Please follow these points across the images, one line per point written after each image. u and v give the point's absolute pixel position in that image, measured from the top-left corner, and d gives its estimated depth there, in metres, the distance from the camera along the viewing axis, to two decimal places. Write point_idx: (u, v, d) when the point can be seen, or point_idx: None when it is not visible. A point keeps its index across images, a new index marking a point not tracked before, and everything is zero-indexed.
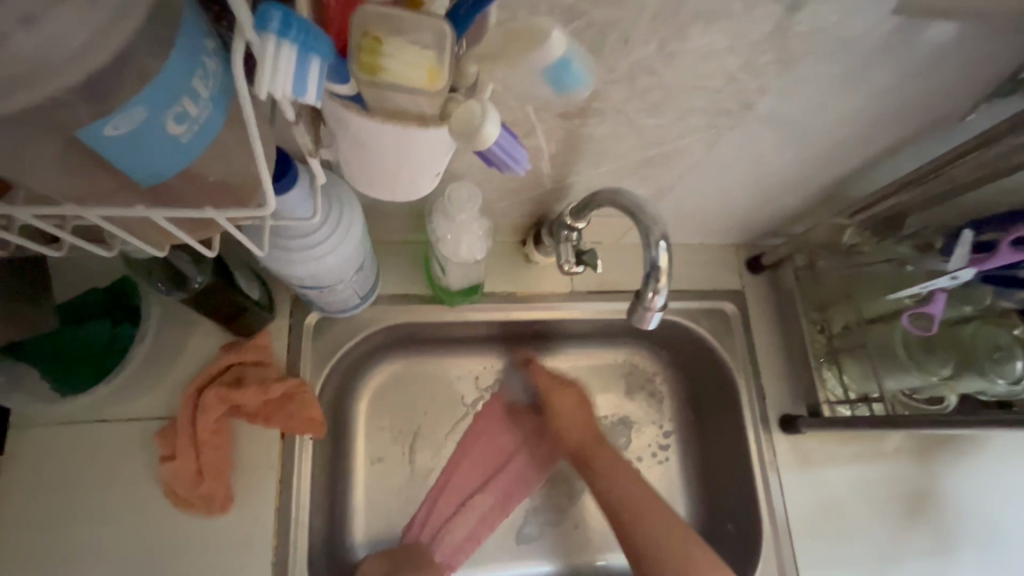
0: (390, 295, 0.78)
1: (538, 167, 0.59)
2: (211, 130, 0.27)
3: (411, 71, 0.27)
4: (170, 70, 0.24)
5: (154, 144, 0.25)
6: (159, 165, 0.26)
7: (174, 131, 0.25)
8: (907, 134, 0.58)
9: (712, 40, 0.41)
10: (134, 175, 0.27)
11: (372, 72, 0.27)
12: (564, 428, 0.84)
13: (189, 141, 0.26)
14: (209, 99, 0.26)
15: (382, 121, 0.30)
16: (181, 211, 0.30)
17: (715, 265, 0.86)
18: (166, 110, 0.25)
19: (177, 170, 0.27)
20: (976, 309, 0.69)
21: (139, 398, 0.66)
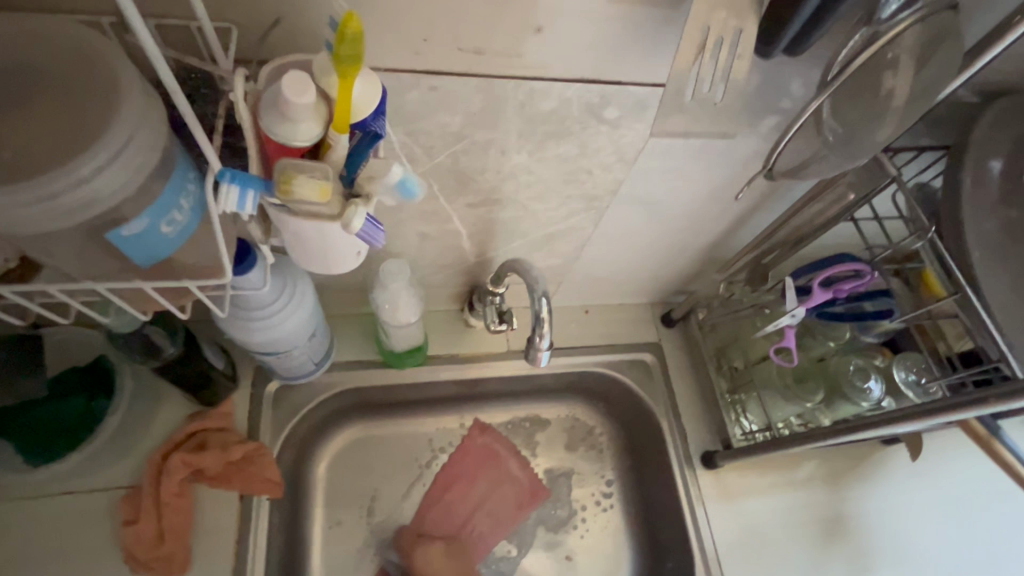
0: (345, 362, 0.87)
1: (462, 245, 0.72)
2: (190, 229, 0.39)
3: (309, 191, 0.37)
4: (166, 193, 0.36)
5: (152, 240, 0.37)
6: (153, 253, 0.38)
7: (166, 230, 0.37)
8: (748, 207, 0.74)
9: (566, 149, 0.57)
10: (136, 260, 0.38)
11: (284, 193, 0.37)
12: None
13: (175, 236, 0.38)
14: (190, 208, 0.38)
15: (303, 217, 0.40)
16: (164, 283, 0.41)
17: (633, 321, 0.99)
18: (162, 218, 0.37)
19: (165, 255, 0.39)
20: (838, 343, 0.83)
21: (109, 467, 0.73)
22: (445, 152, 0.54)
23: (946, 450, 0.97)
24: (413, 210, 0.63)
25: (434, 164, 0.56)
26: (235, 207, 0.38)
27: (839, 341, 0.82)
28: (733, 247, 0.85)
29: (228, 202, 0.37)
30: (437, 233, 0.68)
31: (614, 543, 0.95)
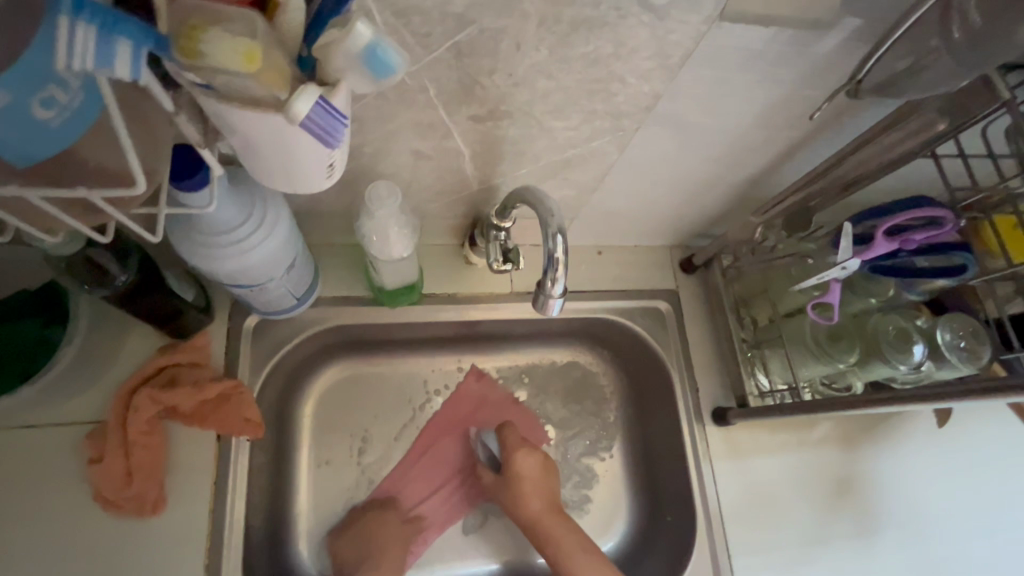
0: (331, 297, 0.79)
1: (463, 169, 0.62)
2: (83, 118, 0.30)
3: (227, 55, 0.29)
4: (33, 58, 0.27)
5: (20, 124, 0.28)
6: (30, 147, 0.29)
7: (40, 113, 0.28)
8: (799, 137, 0.63)
9: (597, 47, 0.45)
10: (6, 155, 0.29)
11: (189, 56, 0.29)
12: (525, 494, 0.81)
13: (59, 123, 0.29)
14: (80, 87, 0.29)
15: (239, 107, 0.32)
16: (57, 191, 0.32)
17: (650, 265, 0.91)
18: (30, 93, 0.28)
19: (51, 153, 0.30)
20: (881, 301, 0.74)
21: (70, 399, 0.66)
22: (445, 43, 0.43)
23: (969, 416, 0.92)
24: (404, 121, 0.52)
25: (431, 60, 0.45)
26: (95, 64, 0.27)
27: (881, 299, 0.74)
28: (774, 184, 0.74)
29: (83, 53, 0.26)
30: (434, 151, 0.58)
31: (614, 496, 0.91)
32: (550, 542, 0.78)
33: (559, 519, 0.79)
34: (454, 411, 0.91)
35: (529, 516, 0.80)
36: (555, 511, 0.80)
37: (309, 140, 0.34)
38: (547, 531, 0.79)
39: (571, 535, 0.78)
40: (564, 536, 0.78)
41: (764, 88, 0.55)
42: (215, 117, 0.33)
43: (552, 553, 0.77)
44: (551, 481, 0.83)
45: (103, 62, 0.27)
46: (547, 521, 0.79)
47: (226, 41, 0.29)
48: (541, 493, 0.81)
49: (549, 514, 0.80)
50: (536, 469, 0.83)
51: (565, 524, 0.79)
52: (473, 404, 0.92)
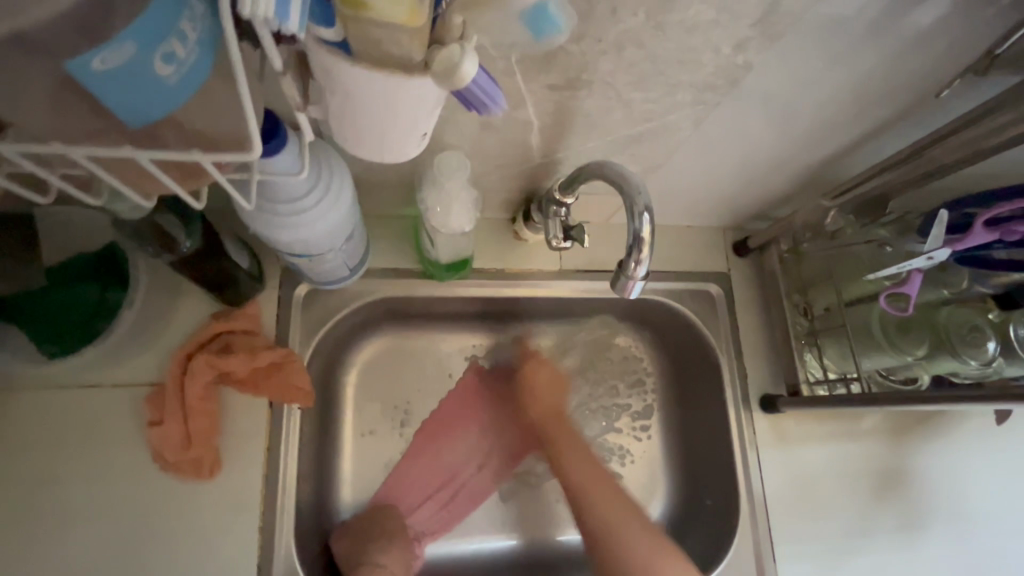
0: (380, 269, 0.78)
1: (529, 141, 0.59)
2: (197, 74, 0.29)
3: (393, 7, 0.27)
4: (158, 8, 0.25)
5: (143, 81, 0.27)
6: (143, 106, 0.28)
7: (159, 70, 0.27)
8: (886, 114, 0.60)
9: (698, 12, 0.42)
10: (120, 113, 0.28)
11: (354, 7, 0.27)
12: (535, 398, 0.86)
13: (173, 81, 0.28)
14: (197, 42, 0.28)
15: (359, 66, 0.29)
16: (167, 154, 0.31)
17: (703, 247, 0.88)
18: (157, 49, 0.26)
19: (165, 112, 0.29)
20: (954, 292, 0.71)
21: (130, 361, 0.67)
22: None
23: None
24: None
25: None
26: (274, 14, 0.26)
27: (954, 291, 0.70)
28: (847, 167, 0.70)
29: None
30: (503, 122, 0.55)
31: (652, 478, 0.91)
32: (557, 450, 0.81)
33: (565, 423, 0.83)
34: (443, 421, 0.89)
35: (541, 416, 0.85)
36: (563, 422, 0.84)
37: (424, 107, 0.33)
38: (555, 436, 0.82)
39: (578, 441, 0.81)
40: (570, 441, 0.81)
41: (862, 60, 0.51)
42: (324, 79, 0.32)
43: (559, 457, 0.80)
44: (553, 391, 0.87)
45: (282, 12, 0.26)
46: (551, 428, 0.83)
47: None
48: (548, 404, 0.86)
49: (557, 420, 0.84)
50: (549, 381, 0.88)
51: (573, 436, 0.82)
52: (464, 410, 0.90)
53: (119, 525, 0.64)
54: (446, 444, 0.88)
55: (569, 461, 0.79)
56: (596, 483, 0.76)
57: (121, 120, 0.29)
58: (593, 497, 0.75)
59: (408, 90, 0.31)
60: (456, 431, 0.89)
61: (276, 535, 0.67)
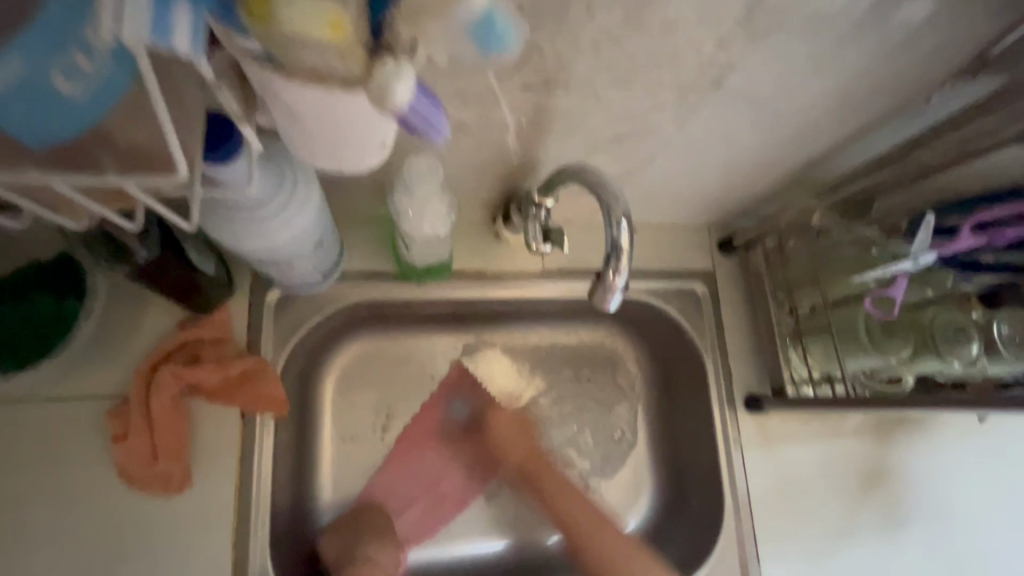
0: (356, 272, 0.76)
1: (505, 142, 0.57)
2: (112, 90, 0.27)
3: (310, 21, 0.25)
4: (49, 20, 0.24)
5: (38, 97, 0.25)
6: (46, 126, 0.27)
7: (62, 86, 0.25)
8: (873, 113, 0.58)
9: (678, 9, 0.40)
10: (26, 137, 0.27)
11: (264, 21, 0.25)
12: (505, 446, 0.85)
13: (80, 96, 0.26)
14: (107, 55, 0.26)
15: (303, 79, 0.27)
16: (82, 176, 0.29)
17: (687, 246, 0.86)
18: (50, 61, 0.24)
19: (78, 131, 0.27)
20: (937, 292, 0.71)
21: (91, 374, 0.64)
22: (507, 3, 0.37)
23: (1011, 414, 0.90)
24: (449, 91, 0.47)
25: None
26: (149, 31, 0.23)
27: (938, 290, 0.71)
28: (833, 166, 0.69)
29: (134, 17, 0.23)
30: (477, 123, 0.53)
31: (638, 480, 0.90)
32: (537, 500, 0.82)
33: (544, 466, 0.83)
34: (424, 425, 0.87)
35: (517, 462, 0.85)
36: (539, 460, 0.84)
37: (379, 116, 0.30)
38: (535, 470, 0.83)
39: (557, 480, 0.82)
40: (552, 482, 0.82)
41: (849, 59, 0.49)
42: (263, 88, 0.29)
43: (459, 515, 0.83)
44: (530, 435, 0.86)
45: (160, 27, 0.23)
46: (532, 471, 0.83)
47: (307, 3, 0.25)
48: (517, 446, 0.85)
49: (534, 461, 0.84)
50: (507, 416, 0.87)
51: (554, 472, 0.83)
52: (445, 414, 0.88)
53: (85, 544, 0.61)
54: (429, 448, 0.87)
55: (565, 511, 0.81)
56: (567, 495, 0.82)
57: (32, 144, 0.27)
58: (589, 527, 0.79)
59: (353, 95, 0.28)
60: (438, 436, 0.87)
61: (250, 550, 0.65)
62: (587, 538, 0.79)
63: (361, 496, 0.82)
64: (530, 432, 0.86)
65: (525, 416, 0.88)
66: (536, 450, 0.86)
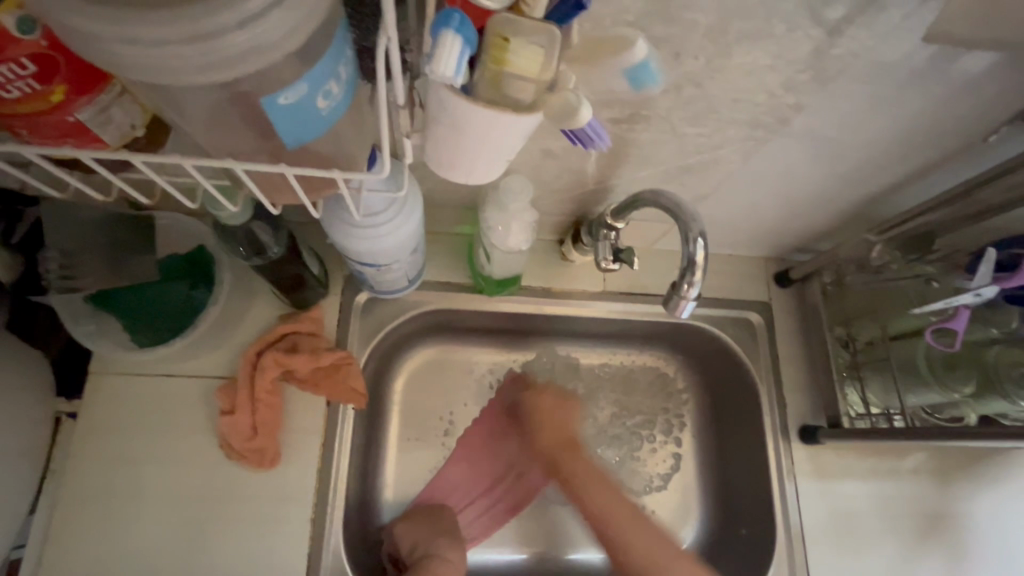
0: (434, 282, 0.83)
1: (585, 169, 0.64)
2: (341, 108, 0.35)
3: (531, 64, 0.33)
4: (327, 58, 0.32)
5: (307, 113, 0.33)
6: (297, 133, 0.34)
7: (321, 104, 0.33)
8: (934, 154, 0.62)
9: (755, 57, 0.46)
10: (285, 139, 0.34)
11: (500, 64, 0.33)
12: (546, 432, 0.85)
13: (327, 113, 0.34)
14: (346, 82, 0.34)
15: (483, 104, 0.34)
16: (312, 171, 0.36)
17: (744, 277, 0.90)
18: (320, 89, 0.32)
19: (315, 138, 0.35)
20: (1003, 333, 0.69)
21: (207, 355, 0.73)
22: None
23: None
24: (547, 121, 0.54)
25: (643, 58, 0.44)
26: (452, 73, 0.31)
27: (1004, 330, 0.69)
28: (893, 205, 0.72)
29: (450, 60, 0.31)
30: (563, 151, 0.60)
31: (685, 503, 0.92)
32: (571, 472, 0.82)
33: (577, 457, 0.82)
34: (474, 440, 0.91)
35: (549, 448, 0.85)
36: (570, 448, 0.84)
37: (517, 136, 0.37)
38: (568, 468, 0.82)
39: (587, 469, 0.82)
40: (580, 469, 0.81)
41: (906, 106, 0.54)
42: (440, 109, 0.36)
43: (580, 480, 0.81)
44: (563, 424, 0.86)
45: (458, 70, 0.31)
46: (561, 460, 0.83)
47: (529, 50, 0.33)
48: (558, 432, 0.85)
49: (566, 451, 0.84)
50: (553, 402, 0.87)
51: (581, 460, 0.82)
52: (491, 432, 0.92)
53: (187, 505, 0.69)
54: (477, 462, 0.91)
55: (592, 492, 0.80)
56: (595, 480, 0.81)
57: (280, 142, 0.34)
58: (610, 513, 0.78)
59: (513, 123, 0.35)
60: (497, 443, 0.92)
61: (326, 528, 0.71)
62: (609, 528, 0.78)
63: (422, 494, 0.87)
64: (570, 419, 0.87)
65: (568, 396, 0.88)
66: (573, 438, 0.86)
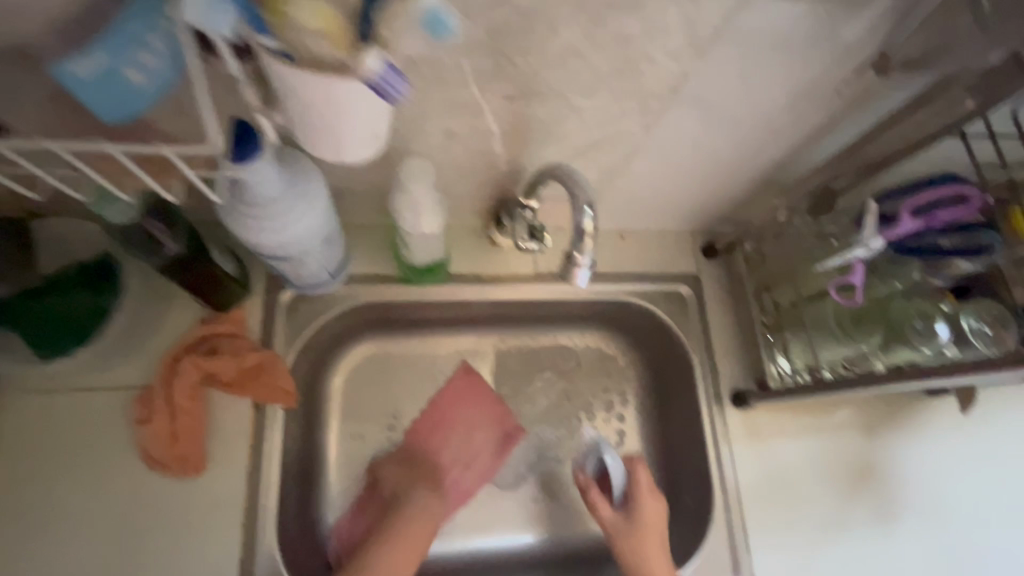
0: (361, 275, 0.82)
1: (492, 149, 0.64)
2: (158, 84, 0.40)
3: (308, 15, 0.34)
4: (115, 42, 0.36)
5: (111, 87, 0.38)
6: (121, 108, 0.40)
7: (127, 80, 0.38)
8: (826, 118, 0.64)
9: (628, 25, 0.47)
10: (107, 113, 0.41)
11: (278, 16, 0.34)
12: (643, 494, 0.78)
13: (138, 87, 0.39)
14: (155, 62, 0.38)
15: (307, 69, 0.34)
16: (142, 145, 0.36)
17: (673, 251, 0.92)
18: (116, 67, 0.37)
19: (134, 110, 0.41)
20: (905, 285, 0.73)
21: (121, 365, 0.70)
22: (482, 21, 0.44)
23: (997, 412, 0.91)
24: (441, 100, 0.54)
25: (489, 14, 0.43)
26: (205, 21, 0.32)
27: (906, 282, 0.73)
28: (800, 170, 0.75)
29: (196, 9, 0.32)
30: (465, 131, 0.60)
31: None
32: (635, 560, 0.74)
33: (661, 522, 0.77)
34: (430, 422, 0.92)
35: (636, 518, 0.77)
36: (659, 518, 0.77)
37: (368, 103, 0.37)
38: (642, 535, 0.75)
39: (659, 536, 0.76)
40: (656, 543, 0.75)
41: (788, 71, 0.55)
42: (283, 83, 0.36)
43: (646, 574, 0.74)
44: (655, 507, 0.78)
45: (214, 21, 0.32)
46: (653, 527, 0.76)
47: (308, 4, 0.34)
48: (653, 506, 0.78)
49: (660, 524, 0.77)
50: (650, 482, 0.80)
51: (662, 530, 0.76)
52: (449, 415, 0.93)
53: (107, 522, 0.67)
54: (425, 455, 0.90)
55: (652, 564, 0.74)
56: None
57: (107, 113, 0.41)
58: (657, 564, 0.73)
59: (351, 90, 0.35)
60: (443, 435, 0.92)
61: (258, 533, 0.69)
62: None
63: (363, 494, 0.86)
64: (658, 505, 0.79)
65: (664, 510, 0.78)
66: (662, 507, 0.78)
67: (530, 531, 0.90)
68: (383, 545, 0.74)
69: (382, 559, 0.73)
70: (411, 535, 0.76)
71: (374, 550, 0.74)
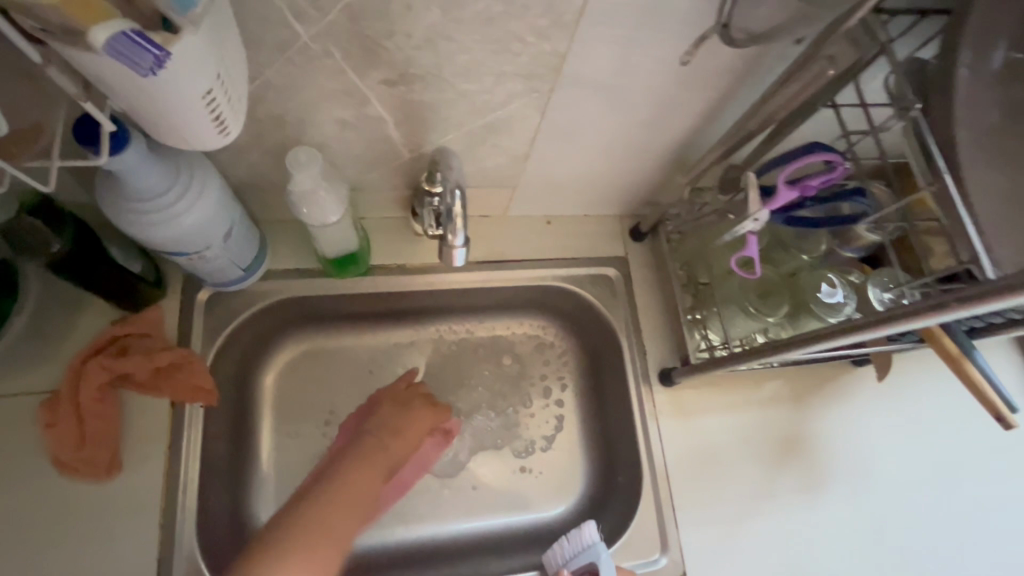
0: (282, 270, 0.82)
1: (390, 136, 0.64)
2: None
3: None
4: None
5: None
6: None
7: None
8: (717, 96, 0.65)
9: (487, 5, 0.47)
10: None
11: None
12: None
13: None
14: None
15: (83, 50, 0.31)
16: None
17: (600, 235, 0.93)
18: None
19: None
20: (812, 256, 0.77)
21: (28, 371, 0.69)
22: (337, 3, 0.45)
23: (919, 379, 0.94)
24: (320, 87, 0.54)
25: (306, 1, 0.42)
26: None
27: (812, 255, 0.77)
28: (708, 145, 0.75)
29: None
30: (356, 119, 0.60)
31: (570, 461, 0.95)
32: None
33: None
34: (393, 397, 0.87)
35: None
36: None
37: (179, 83, 0.34)
38: None
39: None
40: None
41: (665, 48, 0.56)
42: (80, 67, 0.33)
43: None
44: None
45: None
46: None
47: None
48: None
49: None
50: None
51: None
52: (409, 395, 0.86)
53: (17, 529, 0.66)
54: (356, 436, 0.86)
55: None
56: None
57: None
58: None
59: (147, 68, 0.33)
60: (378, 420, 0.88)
61: (177, 532, 0.69)
62: None
63: (295, 487, 0.85)
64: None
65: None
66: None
67: (469, 520, 0.90)
68: (351, 466, 0.76)
69: (346, 479, 0.74)
70: (362, 470, 0.76)
71: (338, 470, 0.76)
